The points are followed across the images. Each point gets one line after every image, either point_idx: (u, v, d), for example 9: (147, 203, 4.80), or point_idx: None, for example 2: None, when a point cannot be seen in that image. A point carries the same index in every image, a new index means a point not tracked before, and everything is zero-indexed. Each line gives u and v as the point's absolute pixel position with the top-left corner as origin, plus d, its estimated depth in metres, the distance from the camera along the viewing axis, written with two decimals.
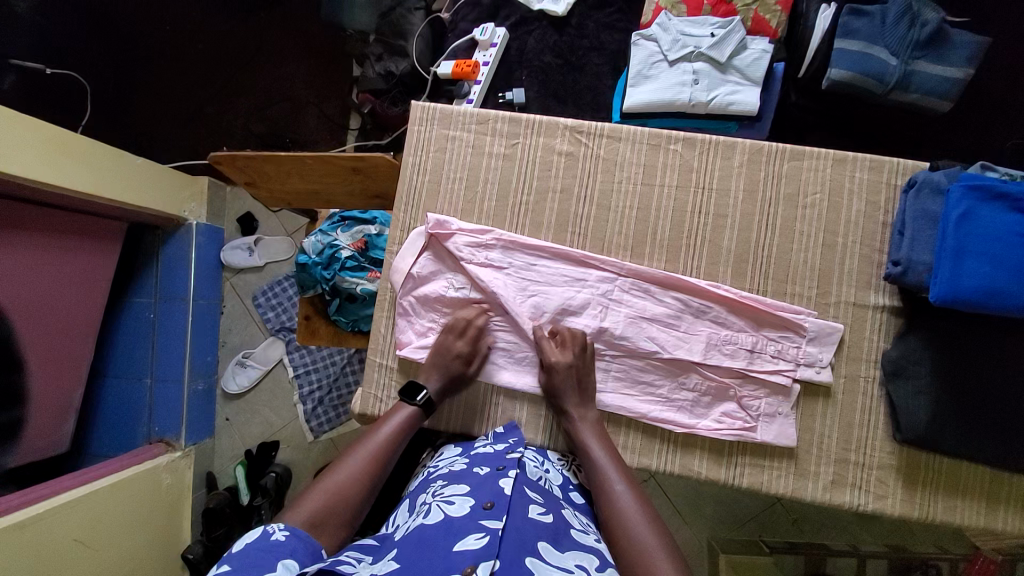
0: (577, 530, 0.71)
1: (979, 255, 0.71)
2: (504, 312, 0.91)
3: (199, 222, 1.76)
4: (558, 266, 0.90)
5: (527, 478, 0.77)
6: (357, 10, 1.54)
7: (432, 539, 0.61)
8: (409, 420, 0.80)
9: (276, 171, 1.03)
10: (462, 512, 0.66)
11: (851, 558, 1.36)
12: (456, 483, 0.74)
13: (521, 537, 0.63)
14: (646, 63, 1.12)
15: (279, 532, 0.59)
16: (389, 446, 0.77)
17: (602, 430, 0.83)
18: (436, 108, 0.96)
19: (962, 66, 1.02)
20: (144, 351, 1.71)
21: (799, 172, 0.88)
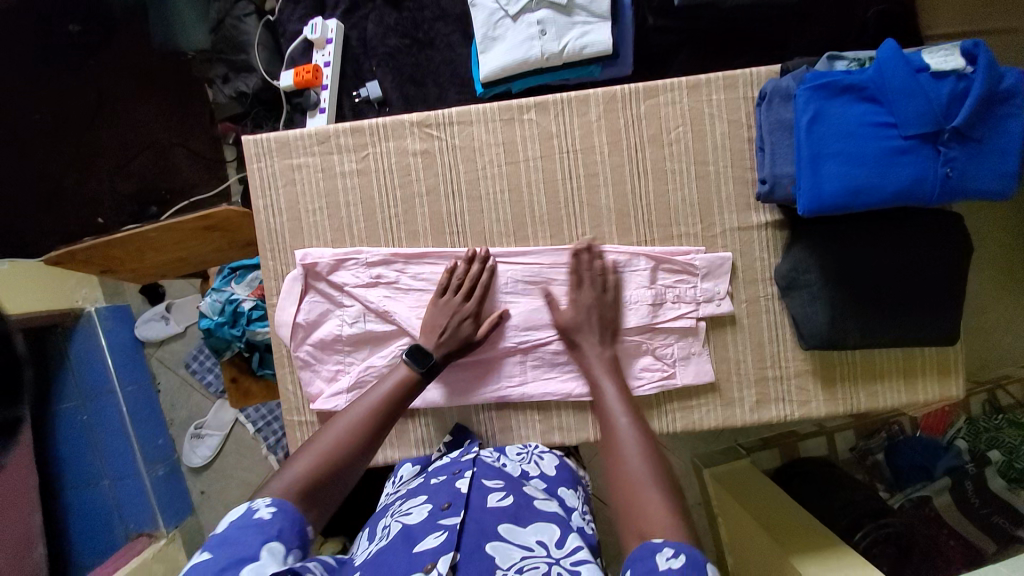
0: (539, 499, 0.71)
1: (837, 156, 0.69)
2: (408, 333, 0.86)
3: (98, 305, 1.66)
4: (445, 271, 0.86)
5: (486, 469, 0.76)
6: (189, 30, 1.46)
7: (390, 551, 0.61)
8: (408, 376, 0.76)
9: (126, 253, 0.96)
10: (420, 518, 0.66)
11: (820, 437, 1.39)
12: (413, 495, 0.73)
13: (480, 526, 0.64)
14: (489, 23, 1.05)
15: (264, 509, 0.58)
16: (390, 401, 0.74)
17: (615, 364, 0.80)
18: (269, 138, 0.87)
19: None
20: (90, 456, 1.57)
21: (657, 109, 0.85)
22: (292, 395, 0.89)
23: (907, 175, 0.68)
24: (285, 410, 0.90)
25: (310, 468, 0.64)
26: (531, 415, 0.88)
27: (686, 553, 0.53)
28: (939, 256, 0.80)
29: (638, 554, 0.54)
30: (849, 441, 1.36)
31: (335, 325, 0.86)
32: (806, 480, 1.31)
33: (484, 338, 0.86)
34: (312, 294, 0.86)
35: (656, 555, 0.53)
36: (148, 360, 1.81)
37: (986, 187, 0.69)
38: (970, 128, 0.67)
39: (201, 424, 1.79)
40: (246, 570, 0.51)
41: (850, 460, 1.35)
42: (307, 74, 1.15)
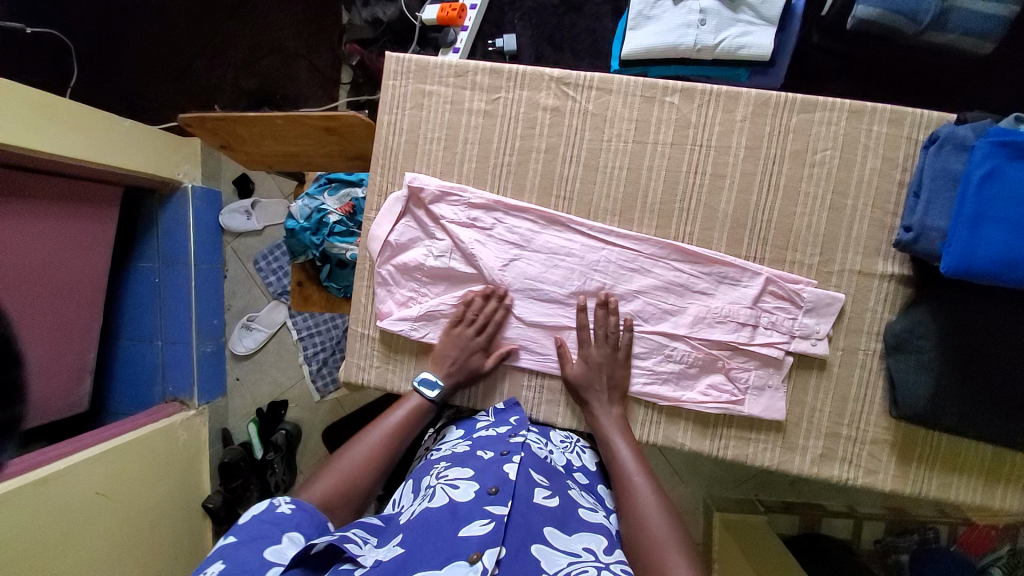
0: (585, 509, 0.72)
1: (1002, 221, 0.63)
2: (487, 282, 0.87)
3: (195, 184, 1.76)
4: (541, 231, 0.85)
5: (532, 458, 0.75)
6: None
7: (435, 524, 0.61)
8: (422, 406, 0.82)
9: (249, 134, 1.00)
10: (466, 496, 0.66)
11: (848, 519, 1.34)
12: (459, 463, 0.73)
13: (526, 522, 0.64)
14: (647, 2, 1.00)
15: (285, 505, 0.63)
16: (404, 429, 0.79)
17: (625, 426, 0.81)
18: (410, 59, 0.88)
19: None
20: (152, 316, 1.73)
21: (808, 125, 0.79)
22: (362, 308, 0.91)
23: None
24: (353, 320, 0.92)
25: (330, 490, 0.70)
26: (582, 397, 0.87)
27: None
28: None
29: None
30: (876, 532, 1.31)
31: (420, 254, 0.87)
32: (826, 555, 1.25)
33: (558, 308, 0.85)
34: (407, 218, 0.87)
35: None
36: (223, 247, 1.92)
37: None
38: None
39: (253, 318, 1.90)
40: (269, 550, 0.57)
41: (872, 551, 1.30)
42: (452, 12, 1.14)
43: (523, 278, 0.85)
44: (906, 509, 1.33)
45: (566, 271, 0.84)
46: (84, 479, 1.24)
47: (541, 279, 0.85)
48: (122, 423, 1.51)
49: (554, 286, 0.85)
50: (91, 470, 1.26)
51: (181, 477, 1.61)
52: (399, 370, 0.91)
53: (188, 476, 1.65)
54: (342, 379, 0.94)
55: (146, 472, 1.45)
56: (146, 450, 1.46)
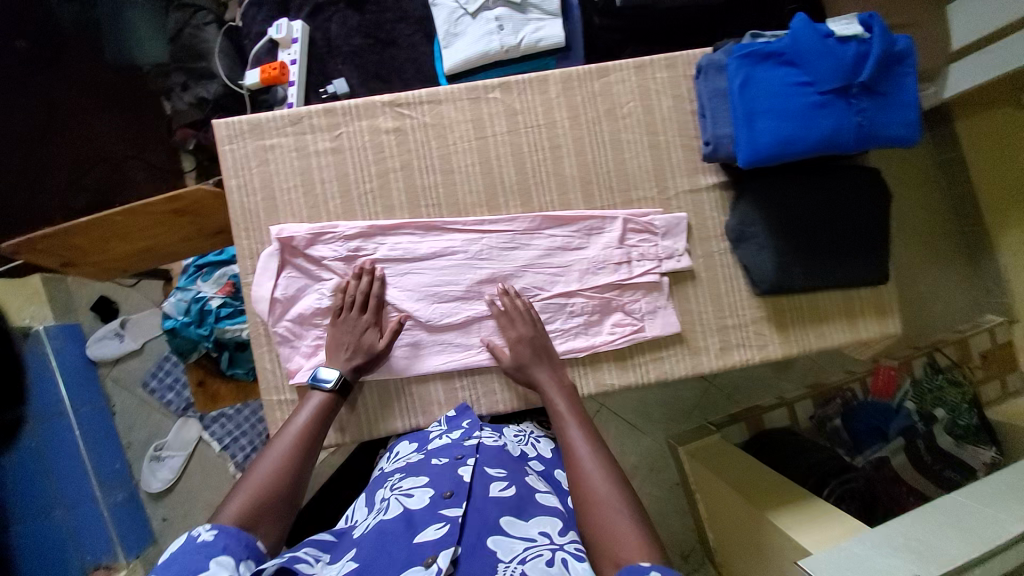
0: (540, 493, 0.76)
1: (767, 112, 0.79)
2: (388, 303, 0.89)
3: (48, 323, 1.59)
4: (422, 240, 0.89)
5: (488, 456, 0.80)
6: (144, 42, 1.35)
7: (392, 538, 0.65)
8: (326, 404, 0.81)
9: (91, 241, 0.94)
10: (421, 504, 0.70)
11: (782, 409, 1.47)
12: (415, 473, 0.76)
13: (483, 517, 0.69)
14: (450, 21, 1.12)
15: (207, 533, 0.62)
16: (312, 428, 0.79)
17: (570, 390, 0.84)
18: (242, 121, 0.89)
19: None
20: (44, 484, 1.44)
21: (609, 87, 0.93)
22: (271, 374, 0.88)
23: (828, 125, 0.77)
24: (264, 390, 0.89)
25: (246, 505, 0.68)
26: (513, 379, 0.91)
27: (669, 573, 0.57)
28: (864, 205, 0.90)
29: None
30: (808, 409, 1.45)
31: (314, 299, 0.87)
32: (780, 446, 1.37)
33: (460, 303, 0.90)
34: (288, 269, 0.87)
35: None
36: (102, 381, 1.71)
37: (894, 132, 0.80)
38: (875, 83, 0.78)
39: (161, 447, 1.70)
40: None
41: (811, 428, 1.44)
42: (273, 71, 1.18)
43: (420, 288, 0.89)
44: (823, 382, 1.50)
45: (456, 268, 0.89)
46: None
47: (437, 282, 0.89)
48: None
49: (451, 286, 0.89)
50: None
51: None
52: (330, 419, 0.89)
53: None
54: None
55: None
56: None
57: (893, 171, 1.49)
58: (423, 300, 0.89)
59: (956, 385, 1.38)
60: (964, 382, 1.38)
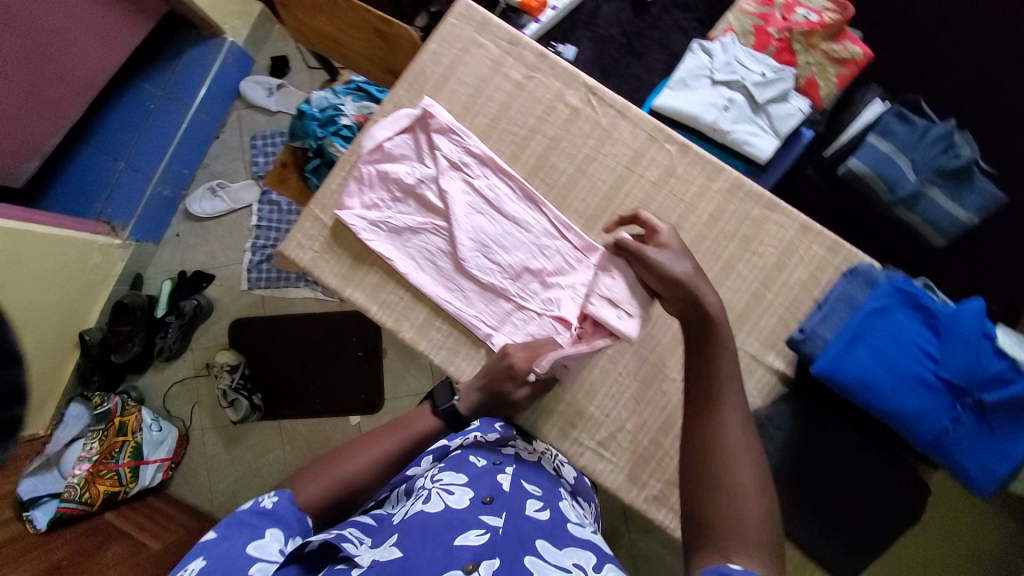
0: (574, 525, 0.71)
1: (872, 348, 0.75)
2: (448, 221, 0.92)
3: (235, 41, 1.85)
4: (516, 201, 0.92)
5: (525, 473, 0.79)
6: None
7: (434, 533, 0.62)
8: (433, 422, 0.83)
9: (306, 2, 1.02)
10: (461, 504, 0.68)
11: None
12: (454, 465, 0.76)
13: (519, 534, 0.64)
14: (691, 72, 1.12)
15: (269, 499, 0.68)
16: (406, 444, 0.82)
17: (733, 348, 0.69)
18: (478, 11, 0.96)
19: (971, 211, 1.08)
20: (129, 137, 1.72)
21: (764, 220, 0.90)
22: (328, 193, 0.96)
23: (915, 406, 0.73)
24: (313, 201, 0.96)
25: (329, 489, 0.74)
26: (478, 360, 0.92)
27: None
28: (888, 499, 0.83)
29: None
30: None
31: (405, 170, 0.93)
32: None
33: (496, 266, 0.92)
34: (406, 136, 0.94)
35: None
36: (230, 111, 1.94)
37: (969, 469, 0.73)
38: (992, 412, 0.71)
39: (223, 186, 1.90)
40: (255, 545, 0.61)
41: None
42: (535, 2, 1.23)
43: (479, 229, 0.92)
44: None
45: (517, 237, 0.92)
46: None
47: (495, 239, 0.92)
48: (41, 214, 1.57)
49: (502, 252, 0.92)
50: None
51: (72, 289, 1.67)
52: (331, 262, 0.95)
53: (78, 293, 1.70)
54: (278, 248, 0.96)
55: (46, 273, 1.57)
56: (49, 249, 1.55)
57: None
58: (472, 240, 0.92)
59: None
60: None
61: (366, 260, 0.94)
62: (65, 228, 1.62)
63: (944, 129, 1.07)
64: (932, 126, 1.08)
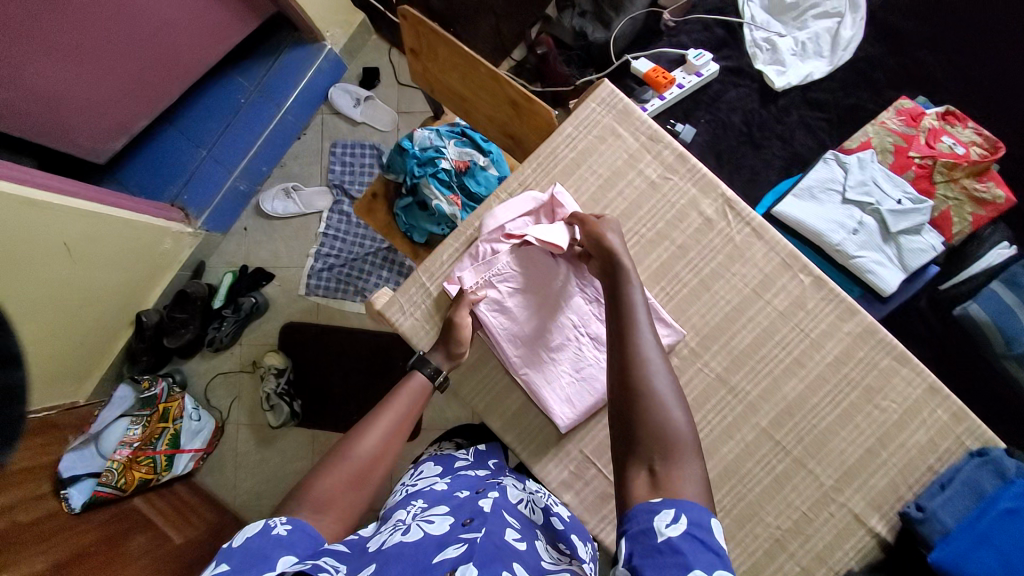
0: (551, 558, 0.73)
1: (1000, 549, 0.74)
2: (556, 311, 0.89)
3: (334, 49, 1.83)
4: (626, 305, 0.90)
5: (506, 500, 0.83)
6: None
7: (416, 551, 0.65)
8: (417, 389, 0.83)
9: (446, 59, 1.01)
10: (441, 530, 0.72)
11: None
12: (437, 503, 0.81)
13: (494, 543, 0.68)
14: (821, 184, 1.06)
15: (280, 527, 0.64)
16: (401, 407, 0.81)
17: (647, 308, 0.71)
18: (623, 100, 0.92)
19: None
20: (213, 127, 1.72)
21: (892, 373, 0.85)
22: (439, 263, 0.96)
23: None
24: (423, 266, 0.96)
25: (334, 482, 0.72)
26: (565, 463, 0.90)
27: (688, 516, 0.53)
28: None
29: (637, 516, 0.54)
30: None
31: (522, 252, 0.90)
32: None
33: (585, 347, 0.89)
34: (533, 222, 0.91)
35: (655, 517, 0.53)
36: (316, 114, 1.93)
37: None
38: None
39: (295, 189, 1.88)
40: None
41: None
42: (662, 78, 1.20)
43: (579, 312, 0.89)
44: None
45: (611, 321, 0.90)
46: (56, 224, 1.37)
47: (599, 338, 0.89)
48: (122, 196, 1.58)
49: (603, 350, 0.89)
50: (65, 219, 1.39)
51: (137, 271, 1.67)
52: (431, 334, 0.93)
53: (140, 277, 1.70)
54: (377, 306, 0.96)
55: (116, 254, 1.57)
56: (126, 234, 1.56)
57: None
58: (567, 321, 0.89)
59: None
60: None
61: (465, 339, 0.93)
62: (139, 211, 1.60)
63: None
64: None
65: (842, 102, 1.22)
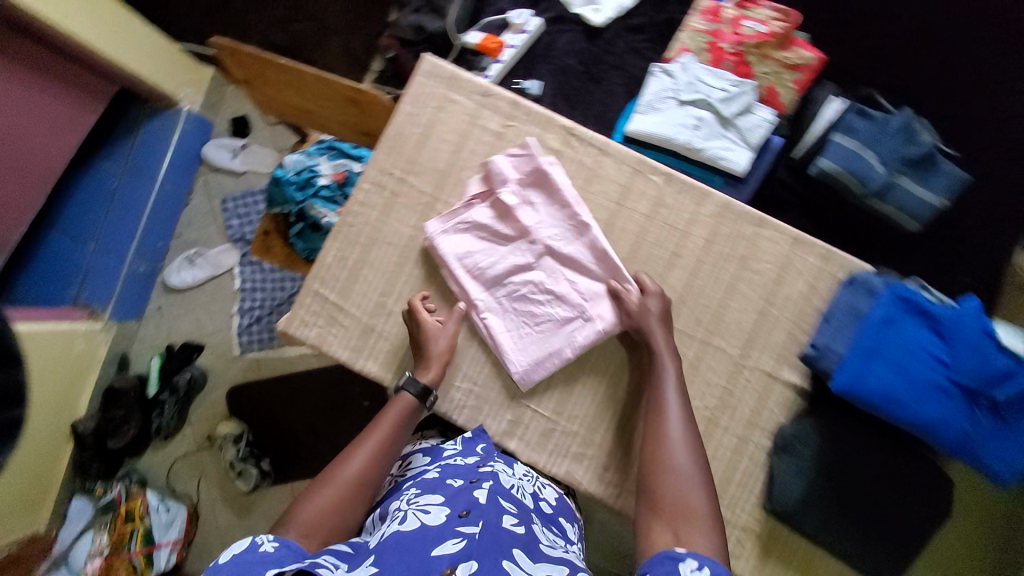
0: (546, 542, 0.72)
1: (887, 361, 0.75)
2: (522, 265, 0.90)
3: (192, 108, 1.79)
4: (570, 247, 0.90)
5: (500, 489, 0.79)
6: None
7: (410, 546, 0.62)
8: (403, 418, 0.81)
9: (277, 79, 1.01)
10: (438, 519, 0.67)
11: None
12: (432, 489, 0.76)
13: (494, 540, 0.65)
14: (657, 95, 1.15)
15: (268, 544, 0.62)
16: (393, 437, 0.80)
17: (680, 379, 0.82)
18: (447, 66, 0.96)
19: (940, 195, 1.14)
20: (96, 216, 1.65)
21: (757, 238, 0.92)
22: (326, 269, 0.93)
23: (933, 412, 0.72)
24: (312, 276, 0.93)
25: (319, 511, 0.70)
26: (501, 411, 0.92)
27: (709, 569, 0.59)
28: (919, 500, 0.85)
29: (657, 562, 0.61)
30: None
31: (479, 212, 0.91)
32: None
33: (537, 285, 0.90)
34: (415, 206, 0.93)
35: (680, 563, 0.60)
36: (197, 177, 1.89)
37: (997, 467, 0.72)
38: (1010, 408, 0.71)
39: (198, 254, 1.84)
40: None
41: None
42: (493, 44, 1.28)
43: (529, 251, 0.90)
44: None
45: (568, 265, 0.90)
46: None
47: (559, 294, 0.90)
48: (24, 312, 1.49)
49: (563, 305, 0.89)
50: None
51: (61, 383, 1.56)
52: (338, 333, 0.92)
53: (67, 391, 1.58)
54: (280, 329, 0.93)
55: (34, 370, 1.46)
56: (36, 348, 1.45)
57: None
58: (516, 262, 0.90)
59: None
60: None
61: (375, 328, 0.92)
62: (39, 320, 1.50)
63: (902, 120, 1.13)
64: (891, 119, 1.14)
65: (659, 21, 1.32)
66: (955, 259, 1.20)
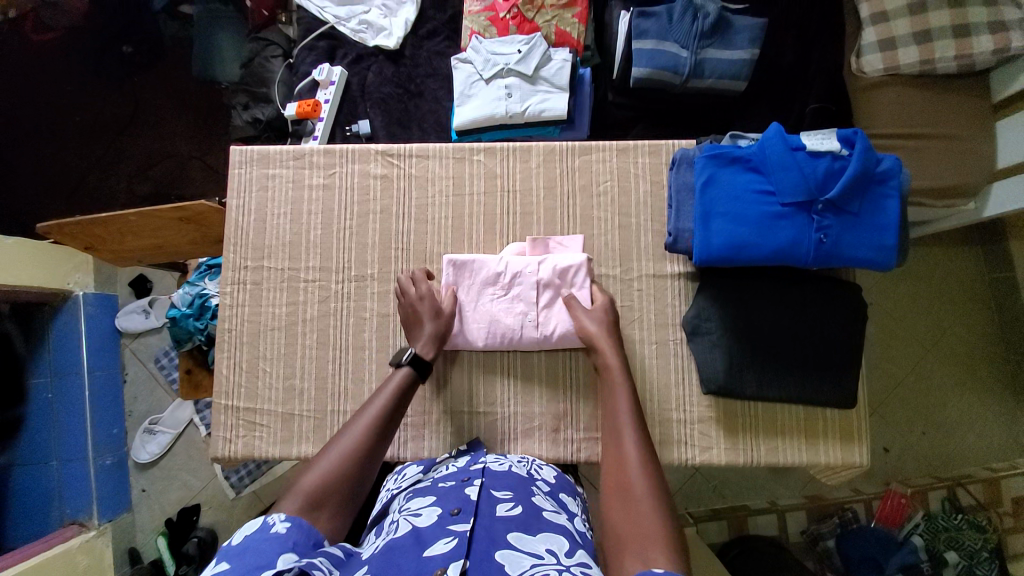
0: (548, 512, 0.68)
1: (724, 215, 0.78)
2: (493, 313, 0.92)
3: (88, 292, 1.61)
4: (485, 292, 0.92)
5: (494, 479, 0.74)
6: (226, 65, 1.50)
7: (400, 549, 0.58)
8: (406, 380, 0.80)
9: (109, 232, 1.12)
10: (429, 521, 0.64)
11: (771, 515, 1.33)
12: (422, 494, 0.71)
13: (490, 534, 0.61)
14: (465, 83, 1.21)
15: (280, 524, 0.58)
16: (391, 410, 0.76)
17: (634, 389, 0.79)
18: (253, 150, 1.00)
19: (747, 47, 1.17)
20: (47, 435, 1.54)
21: (589, 165, 0.97)
22: (224, 380, 0.95)
23: (785, 237, 0.76)
24: (216, 394, 0.95)
25: (326, 474, 0.66)
26: (445, 428, 0.93)
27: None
28: (835, 318, 0.86)
29: None
30: (800, 523, 1.33)
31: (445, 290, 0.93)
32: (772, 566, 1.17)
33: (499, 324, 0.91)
34: (287, 285, 0.96)
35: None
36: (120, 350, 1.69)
37: (866, 252, 0.76)
38: (844, 201, 0.75)
39: (156, 420, 1.66)
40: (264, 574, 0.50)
41: (801, 543, 1.31)
42: (308, 107, 1.31)
43: (492, 320, 0.91)
44: (823, 494, 1.35)
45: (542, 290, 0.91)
46: None
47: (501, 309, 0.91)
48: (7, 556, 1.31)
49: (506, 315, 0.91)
50: None
51: None
52: (264, 434, 0.93)
53: None
54: (210, 455, 0.95)
55: None
56: None
57: (902, 283, 1.49)
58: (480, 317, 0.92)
59: (978, 529, 1.24)
60: (986, 527, 1.24)
61: (294, 412, 0.93)
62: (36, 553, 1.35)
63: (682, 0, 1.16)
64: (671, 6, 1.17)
65: (447, 19, 1.39)
66: (798, 90, 1.24)
